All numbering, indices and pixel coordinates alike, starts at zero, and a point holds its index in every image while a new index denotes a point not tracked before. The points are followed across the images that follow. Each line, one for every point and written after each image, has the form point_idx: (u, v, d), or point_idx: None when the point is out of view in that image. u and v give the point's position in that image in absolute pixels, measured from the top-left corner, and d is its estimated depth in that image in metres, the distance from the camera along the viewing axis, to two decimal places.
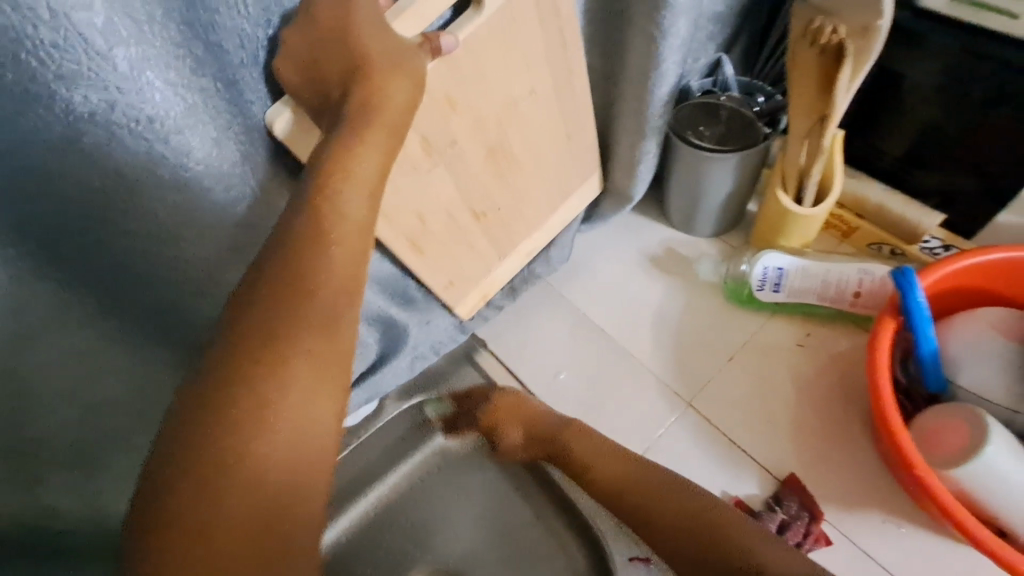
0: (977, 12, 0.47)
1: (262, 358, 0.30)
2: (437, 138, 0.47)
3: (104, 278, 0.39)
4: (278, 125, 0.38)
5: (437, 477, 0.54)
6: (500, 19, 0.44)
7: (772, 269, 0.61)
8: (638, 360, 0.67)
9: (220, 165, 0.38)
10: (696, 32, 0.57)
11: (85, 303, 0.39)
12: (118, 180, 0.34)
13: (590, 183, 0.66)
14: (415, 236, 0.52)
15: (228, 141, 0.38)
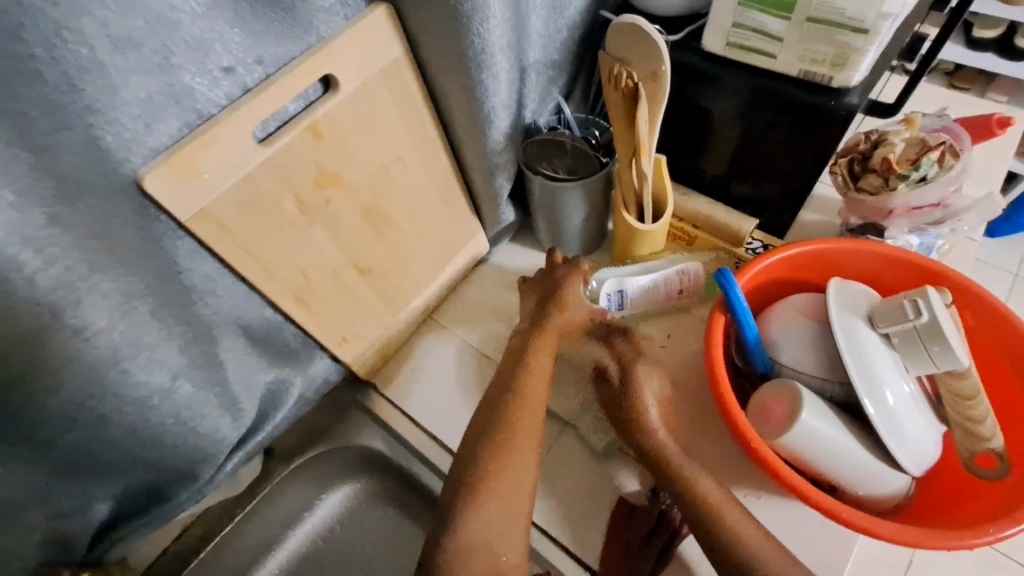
0: (746, 53, 0.66)
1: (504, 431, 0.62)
2: (312, 200, 0.60)
3: None
4: (148, 179, 0.46)
5: (351, 529, 0.79)
6: (355, 99, 0.59)
7: (615, 294, 0.74)
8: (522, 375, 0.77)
9: (31, 228, 0.41)
10: (537, 78, 0.75)
11: None
12: None
13: (476, 242, 0.85)
14: (301, 292, 0.65)
15: (32, 203, 0.40)
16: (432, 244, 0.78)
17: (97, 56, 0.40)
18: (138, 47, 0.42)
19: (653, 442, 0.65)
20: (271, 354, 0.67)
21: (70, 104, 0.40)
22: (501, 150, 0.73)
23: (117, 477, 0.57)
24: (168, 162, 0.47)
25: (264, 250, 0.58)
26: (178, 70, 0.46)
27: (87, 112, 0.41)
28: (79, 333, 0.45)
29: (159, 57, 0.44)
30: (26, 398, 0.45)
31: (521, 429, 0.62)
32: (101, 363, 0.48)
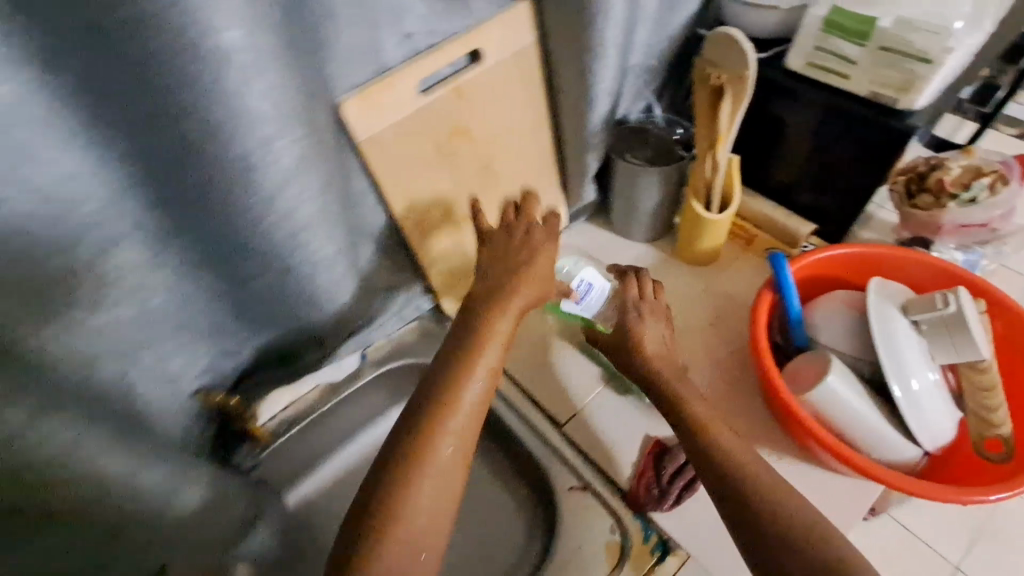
0: (823, 73, 0.77)
1: (434, 407, 0.57)
2: (445, 147, 0.76)
3: (194, 199, 0.51)
4: (345, 104, 0.63)
5: None
6: (492, 72, 0.74)
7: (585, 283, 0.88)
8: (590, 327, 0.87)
9: (292, 110, 0.51)
10: (636, 79, 0.89)
11: (172, 213, 0.52)
12: (232, 108, 0.46)
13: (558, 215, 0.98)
14: (421, 222, 0.80)
15: (295, 91, 0.51)
16: (524, 206, 0.92)
17: (337, 10, 0.56)
18: (363, 8, 0.58)
19: (698, 419, 0.66)
20: (386, 269, 0.82)
21: (316, 41, 0.57)
22: (596, 134, 0.87)
23: (260, 332, 0.70)
24: (360, 95, 0.63)
25: (404, 178, 0.74)
26: (380, 29, 0.62)
27: (323, 49, 0.58)
28: (302, 198, 0.57)
29: (372, 17, 0.60)
30: (254, 245, 0.57)
31: (454, 431, 0.56)
32: (305, 227, 0.60)
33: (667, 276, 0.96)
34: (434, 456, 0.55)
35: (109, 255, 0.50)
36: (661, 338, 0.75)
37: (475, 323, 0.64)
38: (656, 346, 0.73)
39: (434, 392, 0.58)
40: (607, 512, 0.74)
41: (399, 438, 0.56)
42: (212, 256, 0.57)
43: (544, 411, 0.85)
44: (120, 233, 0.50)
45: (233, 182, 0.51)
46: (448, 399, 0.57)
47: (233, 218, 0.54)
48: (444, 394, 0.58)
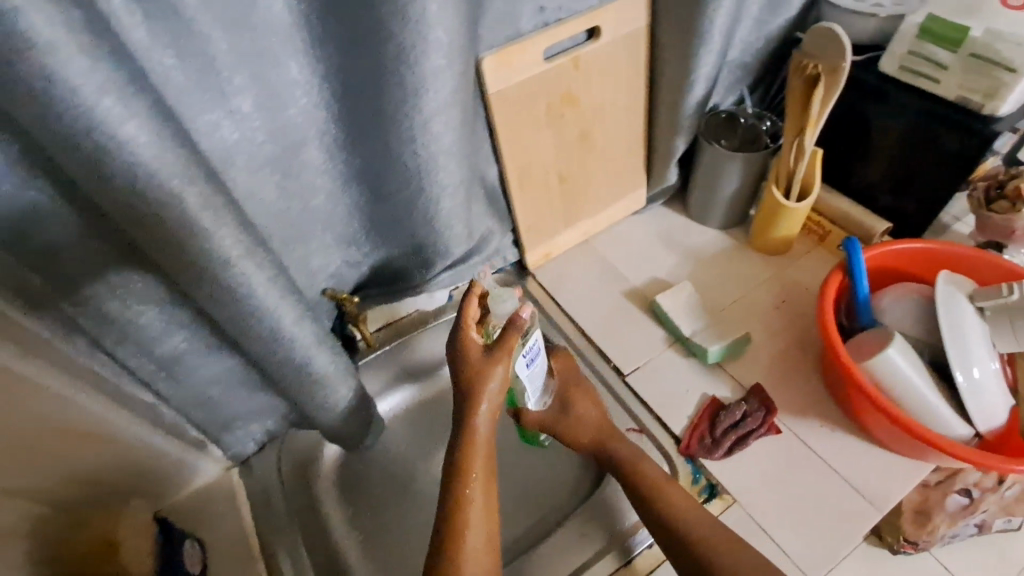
0: (915, 77, 0.82)
1: (453, 514, 0.59)
2: (555, 111, 0.86)
3: (371, 113, 0.64)
4: (485, 58, 0.74)
5: None
6: (606, 49, 0.84)
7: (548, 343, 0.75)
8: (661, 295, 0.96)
9: (459, 50, 0.62)
10: (730, 72, 0.97)
11: (350, 121, 0.65)
12: (420, 39, 0.57)
13: (638, 194, 1.07)
14: (522, 176, 0.90)
15: (465, 32, 0.63)
16: (609, 180, 1.02)
17: None
18: None
19: (650, 480, 0.71)
20: (489, 216, 0.93)
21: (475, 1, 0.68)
22: (688, 118, 0.95)
23: (382, 250, 0.82)
24: (498, 53, 0.75)
25: (518, 134, 0.85)
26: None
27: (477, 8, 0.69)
28: (450, 129, 0.67)
29: None
30: (403, 163, 0.69)
31: (476, 537, 0.59)
32: (446, 159, 0.70)
33: (737, 260, 1.02)
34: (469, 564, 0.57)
35: (299, 151, 0.64)
36: (599, 416, 0.79)
37: (464, 436, 0.62)
38: (589, 433, 0.77)
39: (451, 497, 0.60)
40: (659, 453, 0.81)
41: (436, 541, 0.59)
42: (365, 168, 0.70)
43: (609, 361, 0.92)
44: (310, 130, 0.63)
45: (402, 102, 0.62)
46: (466, 496, 0.60)
47: (395, 135, 0.66)
48: (461, 484, 0.60)
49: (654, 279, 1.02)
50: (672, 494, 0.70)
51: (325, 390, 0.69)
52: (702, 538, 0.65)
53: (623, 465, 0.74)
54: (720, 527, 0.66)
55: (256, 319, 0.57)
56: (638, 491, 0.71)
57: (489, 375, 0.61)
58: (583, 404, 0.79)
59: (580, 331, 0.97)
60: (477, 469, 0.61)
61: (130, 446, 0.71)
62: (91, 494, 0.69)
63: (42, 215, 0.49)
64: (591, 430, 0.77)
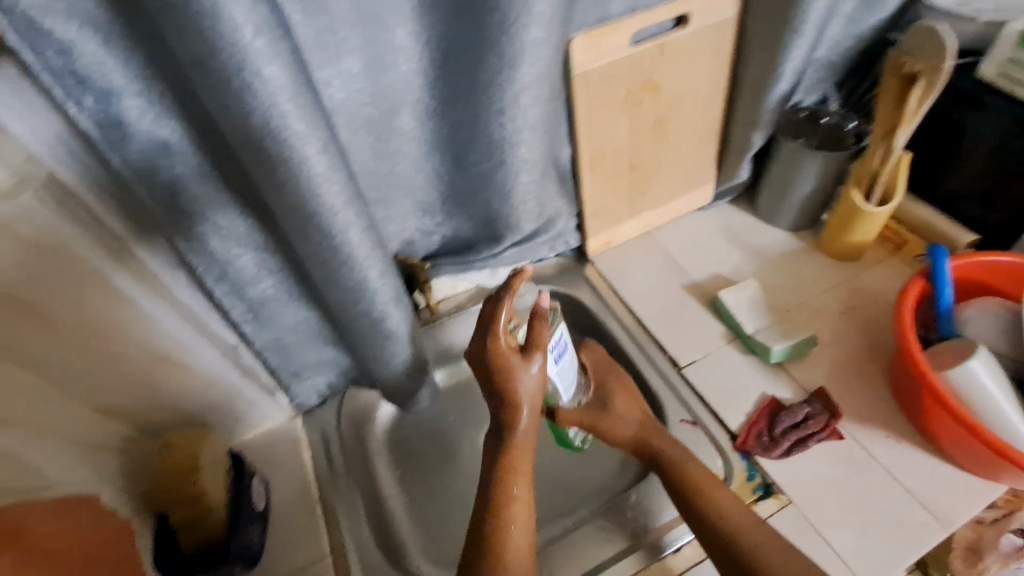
0: (1018, 83, 0.79)
1: (491, 512, 0.59)
2: (634, 97, 0.87)
3: (466, 80, 0.67)
4: (574, 38, 0.76)
5: None
6: (692, 38, 0.85)
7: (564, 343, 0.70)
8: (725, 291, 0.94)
9: (553, 24, 0.65)
10: (816, 70, 0.95)
11: (443, 88, 0.68)
12: (522, 9, 0.61)
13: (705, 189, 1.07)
14: (594, 159, 0.91)
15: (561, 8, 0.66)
16: (678, 172, 1.02)
17: None
18: None
19: (689, 484, 0.70)
20: (557, 198, 0.94)
21: None
22: (768, 113, 0.94)
23: (453, 220, 0.85)
24: (588, 33, 0.77)
25: (597, 117, 0.86)
26: None
27: None
28: (535, 101, 0.70)
29: None
30: (489, 133, 0.71)
31: (520, 533, 0.59)
32: (529, 131, 0.73)
33: (805, 264, 1.00)
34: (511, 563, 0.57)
35: (394, 115, 0.67)
36: (636, 417, 0.77)
37: (507, 439, 0.63)
38: (626, 436, 0.76)
39: (492, 492, 0.60)
40: (712, 447, 0.80)
41: (477, 538, 0.59)
42: (451, 138, 0.73)
43: (665, 351, 0.92)
44: (407, 94, 0.66)
45: (497, 70, 0.65)
46: (508, 494, 0.60)
47: (485, 105, 0.68)
48: (502, 484, 0.61)
49: (715, 275, 1.01)
50: (715, 500, 0.68)
51: (394, 348, 0.72)
52: (733, 522, 0.66)
53: (663, 464, 0.73)
54: (768, 540, 0.64)
55: (347, 270, 0.60)
56: (679, 494, 0.70)
57: (523, 373, 0.62)
58: (621, 402, 0.78)
59: (636, 319, 0.97)
60: (518, 466, 0.62)
61: (198, 387, 0.73)
62: (157, 424, 0.72)
63: (173, 152, 0.54)
64: (626, 431, 0.76)
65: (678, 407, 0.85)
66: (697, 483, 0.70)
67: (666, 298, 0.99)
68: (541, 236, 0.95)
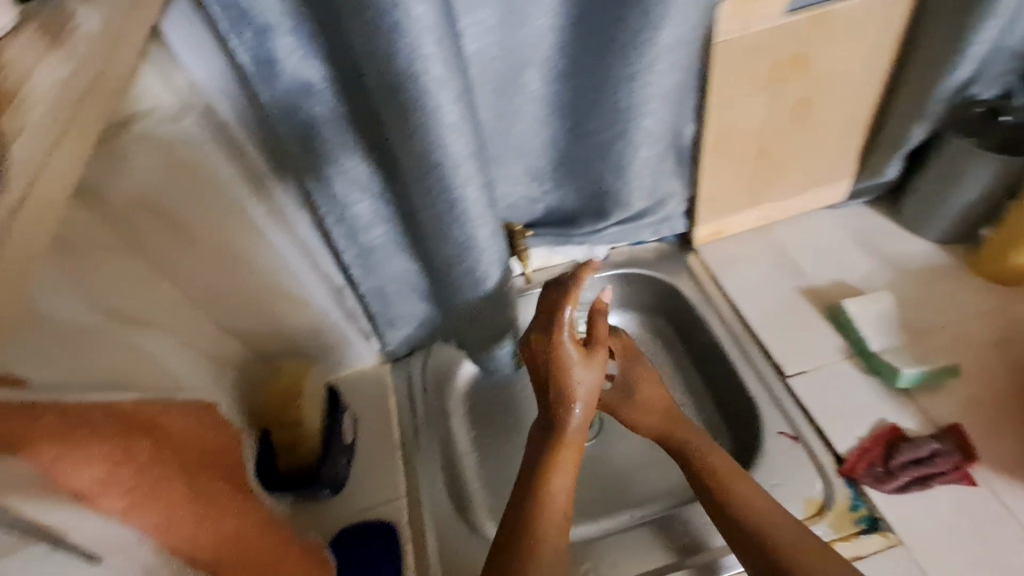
0: None
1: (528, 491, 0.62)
2: (777, 73, 0.79)
3: (602, 40, 0.64)
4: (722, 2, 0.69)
5: None
6: (859, 9, 0.74)
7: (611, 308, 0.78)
8: (854, 302, 0.84)
9: None
10: (1005, 57, 0.81)
11: (576, 50, 0.65)
12: None
13: (840, 185, 0.96)
14: (720, 140, 0.83)
15: None
16: (812, 163, 0.91)
17: None
18: None
19: (720, 472, 0.67)
20: (672, 178, 0.88)
21: None
22: (934, 105, 0.82)
23: (561, 190, 0.82)
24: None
25: (732, 92, 0.79)
26: None
27: None
28: (671, 67, 0.67)
29: None
30: (617, 98, 0.68)
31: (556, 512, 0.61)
32: (659, 99, 0.69)
33: (950, 284, 0.88)
34: (544, 542, 0.59)
35: (521, 73, 0.66)
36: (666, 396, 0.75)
37: (555, 426, 0.64)
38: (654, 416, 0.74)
39: (532, 474, 0.63)
40: (813, 468, 0.74)
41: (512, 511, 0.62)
42: (574, 102, 0.70)
43: (770, 356, 0.84)
44: (538, 51, 0.65)
45: (639, 29, 0.63)
46: (545, 472, 0.62)
47: (619, 67, 0.66)
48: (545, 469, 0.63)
49: (839, 282, 0.91)
50: (746, 492, 0.65)
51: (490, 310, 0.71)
52: (769, 524, 0.62)
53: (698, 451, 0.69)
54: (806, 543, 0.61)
55: (459, 224, 0.60)
56: (711, 480, 0.67)
57: (573, 361, 0.63)
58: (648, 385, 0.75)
59: (739, 317, 0.90)
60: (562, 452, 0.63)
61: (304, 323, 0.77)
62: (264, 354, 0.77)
63: (313, 92, 0.57)
64: (653, 411, 0.74)
65: (776, 417, 0.78)
66: (734, 473, 0.67)
67: (777, 300, 0.90)
68: (647, 216, 0.90)
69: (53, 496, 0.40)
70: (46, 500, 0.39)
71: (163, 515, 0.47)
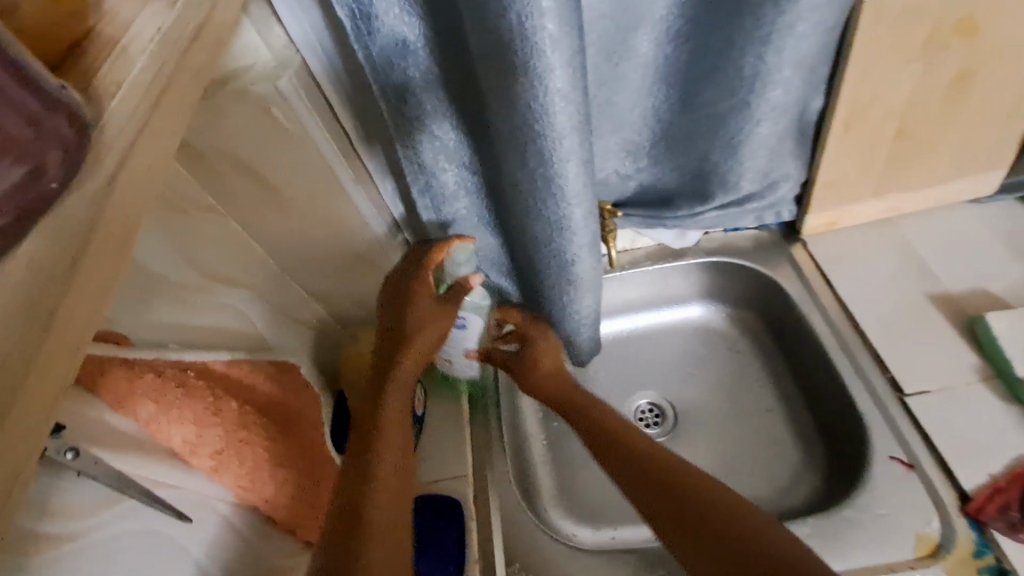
0: None
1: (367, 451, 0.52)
2: (938, 40, 0.66)
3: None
4: None
5: (706, 346, 0.93)
6: None
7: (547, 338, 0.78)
8: (999, 321, 0.73)
9: None
10: None
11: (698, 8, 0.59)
12: None
13: (991, 177, 0.82)
14: (853, 117, 0.72)
15: None
16: (961, 150, 0.78)
17: None
18: None
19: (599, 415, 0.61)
20: (788, 159, 0.78)
21: None
22: None
23: (659, 168, 0.75)
24: None
25: (878, 62, 0.67)
26: None
27: None
28: (811, 27, 0.58)
29: None
30: (740, 63, 0.61)
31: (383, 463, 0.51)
32: (791, 67, 0.61)
33: None
34: (365, 477, 0.49)
35: (633, 34, 0.60)
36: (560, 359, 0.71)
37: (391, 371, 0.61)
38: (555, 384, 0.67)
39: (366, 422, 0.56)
40: (929, 502, 0.66)
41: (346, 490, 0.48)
42: (689, 67, 0.64)
43: (883, 370, 0.75)
44: (655, 10, 0.59)
45: None
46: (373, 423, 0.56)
47: (748, 27, 0.58)
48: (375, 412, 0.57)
49: (978, 290, 0.79)
50: (638, 437, 0.57)
51: (577, 295, 0.66)
52: (661, 458, 0.53)
53: (588, 400, 0.64)
54: (750, 509, 0.46)
55: (553, 203, 0.56)
56: (607, 438, 0.58)
57: (435, 318, 0.62)
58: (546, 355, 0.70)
59: (850, 322, 0.80)
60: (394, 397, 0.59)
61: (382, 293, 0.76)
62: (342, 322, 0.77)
63: (409, 52, 0.54)
64: (552, 360, 0.70)
65: (887, 439, 0.70)
66: (612, 421, 0.59)
67: (899, 306, 0.79)
68: (755, 200, 0.80)
69: (151, 453, 0.42)
70: (151, 454, 0.42)
71: (249, 478, 0.47)
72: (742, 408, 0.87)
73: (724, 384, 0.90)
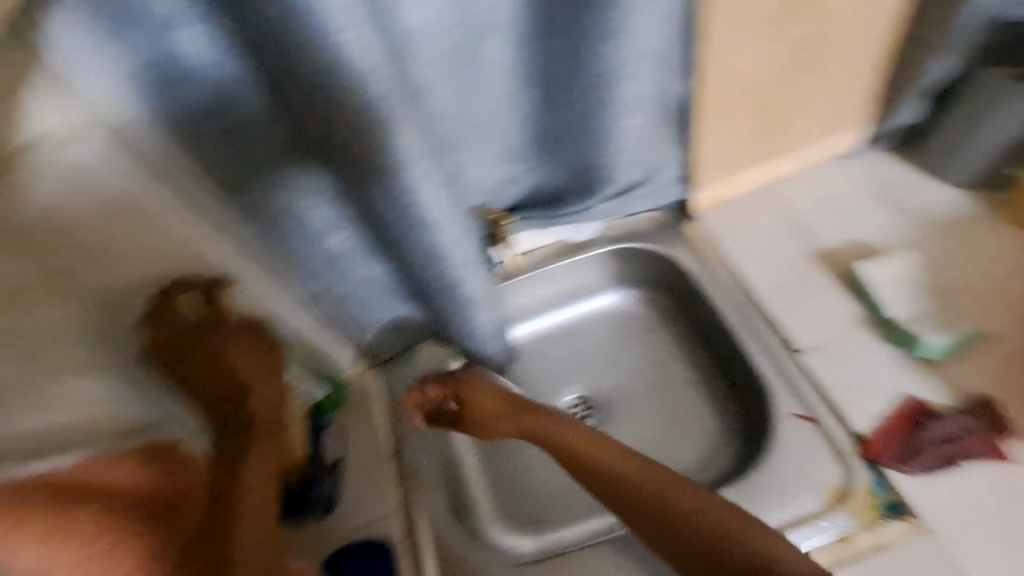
0: None
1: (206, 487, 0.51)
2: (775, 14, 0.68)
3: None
4: None
5: (621, 331, 0.95)
6: None
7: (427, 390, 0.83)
8: (872, 269, 0.78)
9: None
10: None
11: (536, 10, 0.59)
12: None
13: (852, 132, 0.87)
14: (712, 96, 0.74)
15: None
16: (819, 112, 0.82)
17: None
18: None
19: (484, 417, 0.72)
20: (664, 143, 0.79)
21: None
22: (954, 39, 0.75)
23: (541, 168, 0.75)
24: None
25: (724, 42, 0.69)
26: None
27: None
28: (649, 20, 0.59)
29: None
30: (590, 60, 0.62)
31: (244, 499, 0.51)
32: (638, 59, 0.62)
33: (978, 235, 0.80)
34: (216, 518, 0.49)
35: (479, 44, 0.59)
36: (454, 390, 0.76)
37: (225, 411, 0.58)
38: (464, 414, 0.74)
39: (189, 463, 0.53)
40: (828, 452, 0.69)
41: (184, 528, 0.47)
42: (544, 68, 0.64)
43: (779, 331, 0.78)
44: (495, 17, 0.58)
45: None
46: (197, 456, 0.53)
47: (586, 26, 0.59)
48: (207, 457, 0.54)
49: (854, 242, 0.83)
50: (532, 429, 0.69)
51: (472, 310, 0.65)
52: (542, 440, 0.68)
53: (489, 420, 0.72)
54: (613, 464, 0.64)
55: (418, 228, 0.56)
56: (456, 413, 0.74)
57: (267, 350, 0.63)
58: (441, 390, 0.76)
59: (745, 291, 0.83)
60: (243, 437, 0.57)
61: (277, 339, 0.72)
62: None
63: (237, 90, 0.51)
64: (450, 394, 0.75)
65: (788, 397, 0.74)
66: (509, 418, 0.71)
67: (786, 267, 0.83)
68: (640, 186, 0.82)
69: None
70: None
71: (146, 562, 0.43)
72: (661, 386, 0.89)
73: (642, 366, 0.92)
